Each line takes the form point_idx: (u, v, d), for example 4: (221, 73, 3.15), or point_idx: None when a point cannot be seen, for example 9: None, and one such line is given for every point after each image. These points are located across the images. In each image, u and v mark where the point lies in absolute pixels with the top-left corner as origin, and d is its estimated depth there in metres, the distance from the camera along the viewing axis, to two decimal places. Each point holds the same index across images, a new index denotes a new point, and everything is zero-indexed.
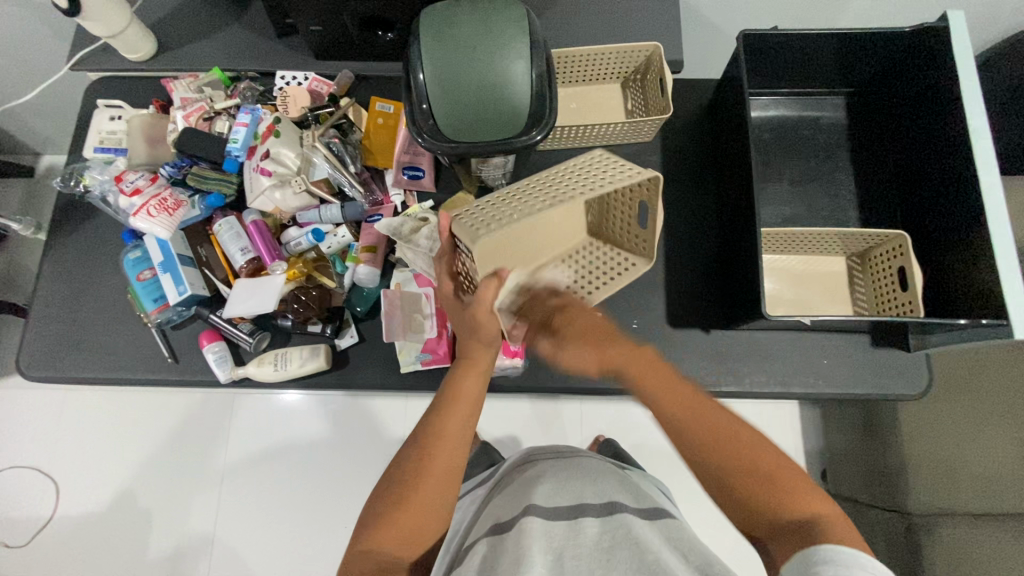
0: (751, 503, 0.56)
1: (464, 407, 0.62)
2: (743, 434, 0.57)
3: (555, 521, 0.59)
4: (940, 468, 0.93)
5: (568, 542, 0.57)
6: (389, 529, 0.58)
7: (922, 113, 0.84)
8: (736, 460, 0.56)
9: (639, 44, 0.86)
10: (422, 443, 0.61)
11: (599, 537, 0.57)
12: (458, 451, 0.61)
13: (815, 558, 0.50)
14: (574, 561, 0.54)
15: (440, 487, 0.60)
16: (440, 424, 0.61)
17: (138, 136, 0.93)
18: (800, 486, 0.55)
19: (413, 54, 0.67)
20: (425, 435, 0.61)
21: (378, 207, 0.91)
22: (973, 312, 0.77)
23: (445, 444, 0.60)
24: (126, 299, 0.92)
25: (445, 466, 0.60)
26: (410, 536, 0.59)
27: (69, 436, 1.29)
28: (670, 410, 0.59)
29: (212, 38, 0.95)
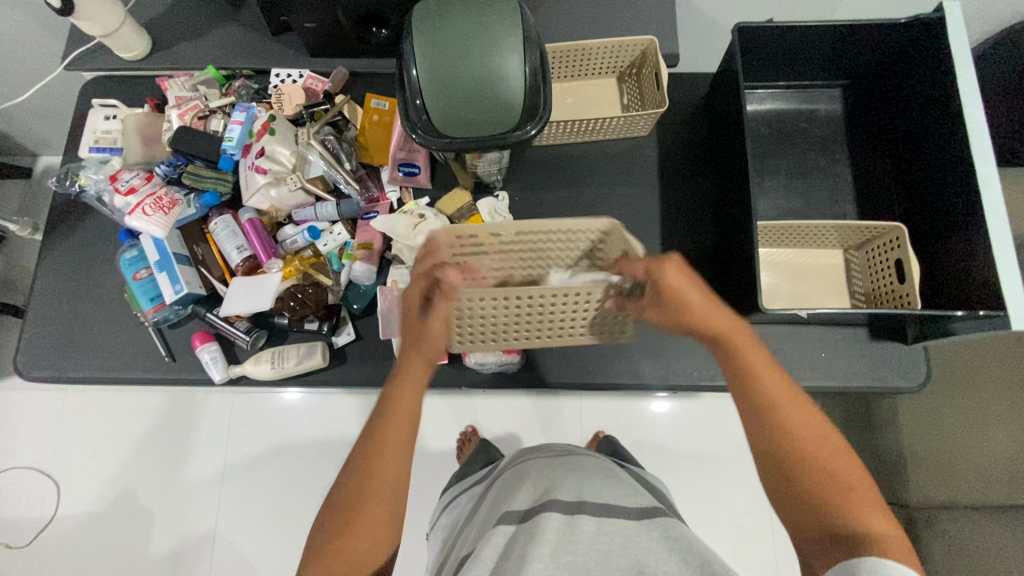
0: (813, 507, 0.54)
1: (404, 424, 0.61)
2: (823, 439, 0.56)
3: (552, 517, 0.59)
4: (940, 461, 0.93)
5: (565, 540, 0.57)
6: (342, 549, 0.57)
7: (918, 105, 0.84)
8: (815, 464, 0.55)
9: (634, 38, 0.85)
10: (364, 460, 0.60)
11: (597, 538, 0.58)
12: (400, 467, 0.61)
13: (865, 567, 0.50)
14: (571, 560, 0.55)
15: (387, 505, 0.59)
16: (381, 440, 0.61)
17: (132, 135, 0.93)
18: (867, 505, 0.53)
19: (406, 49, 0.67)
20: (368, 453, 0.60)
21: (373, 204, 0.91)
22: (970, 304, 0.77)
23: (386, 458, 0.60)
24: (122, 298, 0.92)
25: (389, 484, 0.59)
26: (363, 553, 0.58)
27: (69, 437, 1.29)
28: (760, 405, 0.57)
29: (206, 36, 0.95)
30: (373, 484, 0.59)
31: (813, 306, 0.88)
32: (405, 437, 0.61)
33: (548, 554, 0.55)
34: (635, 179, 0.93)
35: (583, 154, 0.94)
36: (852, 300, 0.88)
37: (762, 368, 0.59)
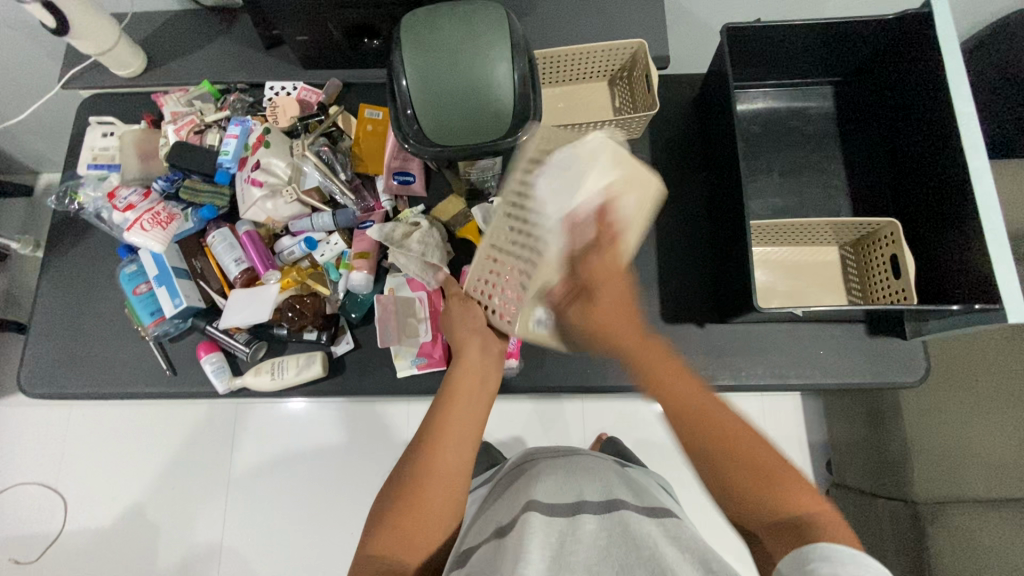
0: (742, 505, 0.55)
1: (465, 399, 0.66)
2: (731, 430, 0.57)
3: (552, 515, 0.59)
4: (944, 455, 0.92)
5: (566, 537, 0.56)
6: (395, 526, 0.57)
7: (908, 100, 0.84)
8: (726, 450, 0.56)
9: (623, 41, 0.86)
10: (427, 439, 0.62)
11: (597, 534, 0.57)
12: (466, 436, 0.63)
13: (811, 554, 0.49)
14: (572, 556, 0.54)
15: (446, 481, 0.60)
16: (445, 414, 0.64)
17: (130, 152, 0.94)
18: (790, 484, 0.55)
19: (396, 61, 0.67)
20: (431, 429, 0.63)
21: (369, 213, 0.90)
22: (967, 297, 0.77)
23: (452, 426, 0.63)
24: (123, 313, 0.92)
25: (451, 458, 0.61)
26: (412, 539, 0.57)
27: (75, 451, 1.30)
28: (680, 419, 0.59)
29: (202, 51, 0.96)
30: (436, 461, 0.60)
31: (809, 302, 0.88)
32: (467, 411, 0.65)
33: (550, 552, 0.54)
34: None
35: None
36: (849, 297, 0.88)
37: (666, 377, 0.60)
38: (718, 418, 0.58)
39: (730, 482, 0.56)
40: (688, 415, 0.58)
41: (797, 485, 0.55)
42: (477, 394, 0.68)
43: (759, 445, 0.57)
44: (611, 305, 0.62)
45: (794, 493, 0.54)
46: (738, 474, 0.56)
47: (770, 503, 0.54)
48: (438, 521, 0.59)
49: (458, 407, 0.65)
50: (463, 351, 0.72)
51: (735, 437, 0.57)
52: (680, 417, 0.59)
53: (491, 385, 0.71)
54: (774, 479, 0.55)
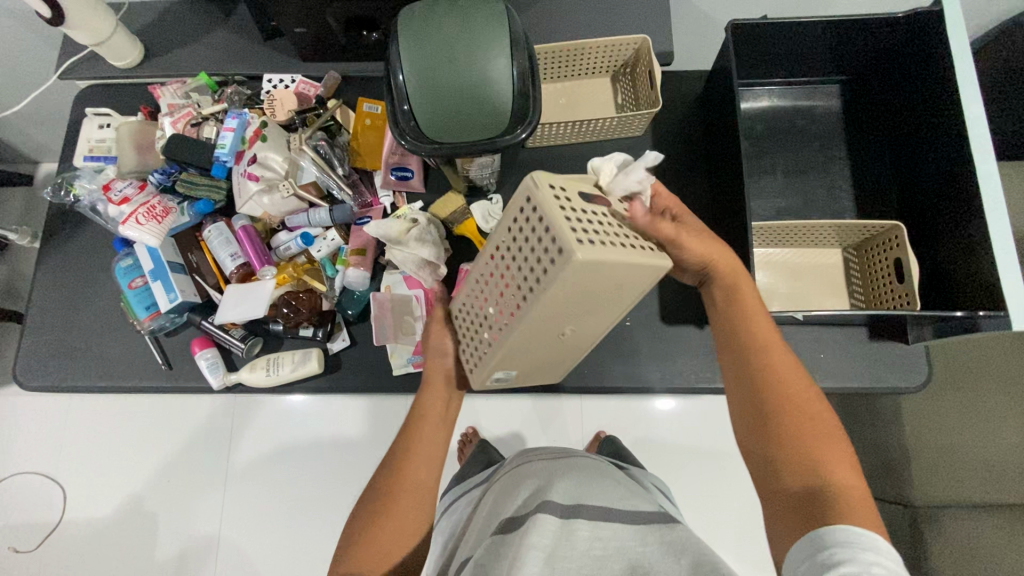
0: (771, 463, 0.56)
1: (429, 427, 0.64)
2: (798, 397, 0.57)
3: (549, 519, 0.57)
4: (947, 459, 0.91)
5: (560, 543, 0.56)
6: (378, 525, 0.58)
7: (917, 98, 0.82)
8: (787, 424, 0.56)
9: (627, 37, 0.84)
10: (392, 463, 0.62)
11: (590, 543, 0.57)
12: (427, 464, 0.62)
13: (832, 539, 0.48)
14: (565, 564, 0.55)
15: (415, 499, 0.60)
16: (406, 444, 0.63)
17: (126, 143, 0.93)
18: (834, 463, 0.53)
19: (392, 55, 0.66)
20: (395, 459, 0.62)
21: (367, 209, 0.90)
22: (972, 302, 0.76)
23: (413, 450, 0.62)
24: (118, 306, 0.92)
25: (418, 483, 0.61)
26: (386, 555, 0.57)
27: (72, 442, 1.30)
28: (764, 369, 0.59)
29: (200, 43, 0.95)
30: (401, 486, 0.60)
31: (810, 305, 0.87)
32: (430, 443, 0.63)
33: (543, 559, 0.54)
34: None
35: (576, 155, 0.94)
36: (852, 300, 0.87)
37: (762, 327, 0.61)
38: (775, 376, 0.58)
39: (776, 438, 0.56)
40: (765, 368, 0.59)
41: (842, 459, 0.54)
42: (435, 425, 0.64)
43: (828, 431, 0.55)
44: (696, 234, 0.62)
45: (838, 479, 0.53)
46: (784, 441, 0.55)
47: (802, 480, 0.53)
48: (408, 538, 0.59)
49: (417, 442, 0.63)
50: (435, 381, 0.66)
51: (798, 408, 0.56)
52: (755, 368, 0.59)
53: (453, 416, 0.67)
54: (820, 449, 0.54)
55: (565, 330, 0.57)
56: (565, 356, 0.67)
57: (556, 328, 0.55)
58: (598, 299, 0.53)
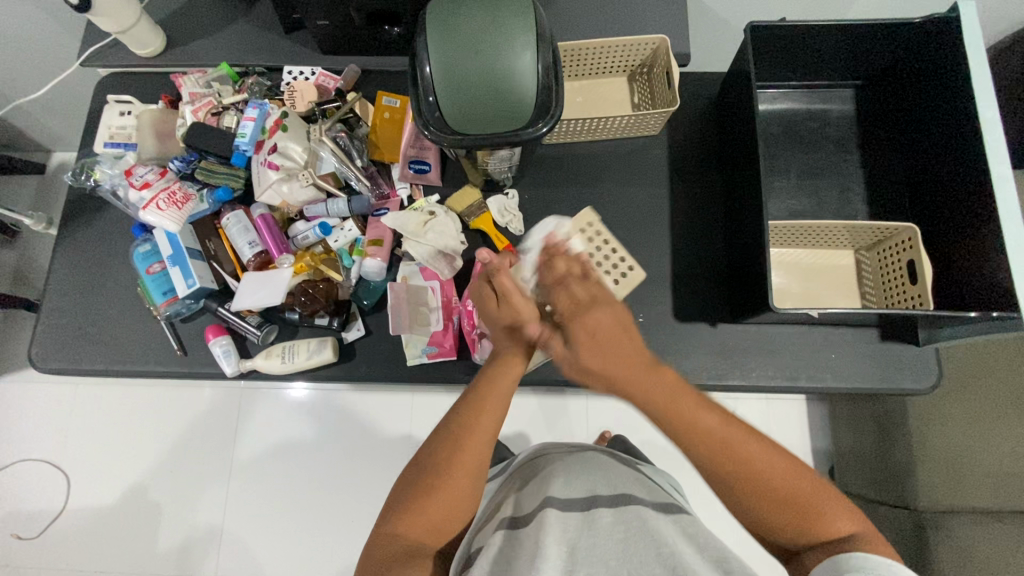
0: (779, 531, 0.57)
1: (495, 403, 0.62)
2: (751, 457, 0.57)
3: (568, 516, 0.58)
4: (955, 466, 0.92)
5: (582, 533, 0.56)
6: (417, 513, 0.58)
7: (932, 104, 0.83)
8: (779, 501, 0.56)
9: (645, 37, 0.86)
10: (452, 439, 0.61)
11: (613, 527, 0.57)
12: (484, 445, 0.61)
13: (852, 562, 0.53)
14: (588, 552, 0.54)
15: (468, 479, 0.59)
16: (472, 415, 0.61)
17: (147, 131, 0.94)
18: (833, 507, 0.57)
19: (419, 47, 0.67)
20: (457, 433, 0.61)
21: (384, 201, 0.92)
22: (984, 304, 0.76)
23: (477, 428, 0.61)
24: (135, 292, 0.92)
25: (473, 464, 0.59)
26: (436, 525, 0.59)
27: (77, 431, 1.30)
28: (721, 468, 0.57)
29: (223, 34, 0.96)
30: (460, 466, 0.59)
31: (821, 305, 0.88)
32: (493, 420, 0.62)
33: (565, 549, 0.54)
34: (645, 179, 0.93)
35: (591, 153, 0.94)
36: (863, 301, 0.88)
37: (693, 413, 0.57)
38: (741, 460, 0.57)
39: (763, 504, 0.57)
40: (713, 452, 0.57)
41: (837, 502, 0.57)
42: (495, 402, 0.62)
43: (787, 466, 0.57)
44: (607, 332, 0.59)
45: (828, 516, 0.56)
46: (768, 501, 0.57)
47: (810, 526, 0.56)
48: (455, 514, 0.60)
49: (485, 414, 0.62)
50: (513, 357, 0.66)
51: (783, 486, 0.57)
52: (693, 444, 0.57)
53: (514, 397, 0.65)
54: (815, 504, 0.57)
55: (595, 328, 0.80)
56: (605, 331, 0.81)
57: None
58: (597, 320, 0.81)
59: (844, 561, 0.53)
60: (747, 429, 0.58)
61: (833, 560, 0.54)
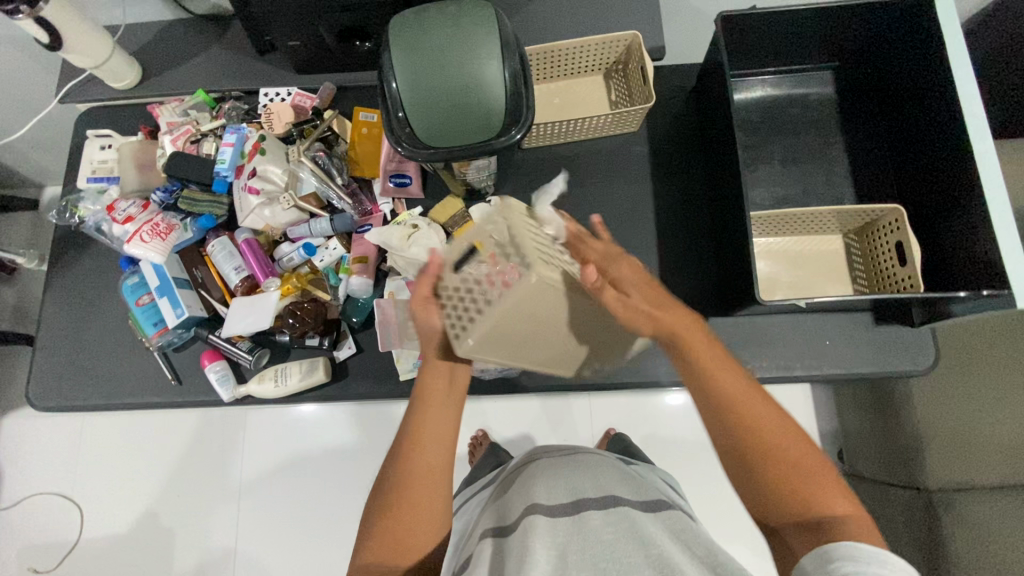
0: (770, 503, 0.55)
1: (437, 404, 0.62)
2: (750, 405, 0.56)
3: (557, 516, 0.58)
4: (957, 443, 0.91)
5: (572, 536, 0.55)
6: (387, 536, 0.58)
7: (911, 83, 0.82)
8: (781, 484, 0.54)
9: (617, 34, 0.85)
10: (403, 449, 0.61)
11: (603, 531, 0.56)
12: (441, 443, 0.61)
13: (835, 553, 0.49)
14: (579, 555, 0.53)
15: (435, 481, 0.60)
16: (417, 422, 0.62)
17: (128, 163, 0.94)
18: (829, 487, 0.54)
19: (385, 64, 0.67)
20: (407, 438, 0.61)
21: (367, 217, 0.92)
22: (973, 282, 0.75)
23: (426, 429, 0.61)
24: (127, 324, 0.93)
25: (432, 466, 0.60)
26: (407, 540, 0.58)
27: (86, 462, 1.31)
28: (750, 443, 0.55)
29: (198, 61, 0.96)
30: (416, 464, 0.60)
31: (813, 293, 0.87)
32: (440, 418, 0.62)
33: (555, 552, 0.53)
34: (627, 177, 0.92)
35: (572, 154, 0.94)
36: (855, 286, 0.87)
37: (740, 396, 0.57)
38: (770, 435, 0.55)
39: (761, 470, 0.55)
40: (730, 402, 0.56)
41: (828, 486, 0.54)
42: (441, 395, 0.63)
43: (802, 459, 0.55)
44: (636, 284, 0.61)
45: (826, 495, 0.53)
46: (772, 469, 0.54)
47: (794, 500, 0.53)
48: (435, 520, 0.59)
49: (431, 413, 0.62)
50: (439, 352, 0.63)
51: (798, 470, 0.54)
52: (709, 397, 0.57)
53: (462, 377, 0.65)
54: (817, 484, 0.54)
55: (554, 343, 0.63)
56: (541, 325, 0.58)
57: (519, 324, 0.56)
58: (519, 321, 0.56)
59: (837, 549, 0.49)
60: (762, 399, 0.57)
61: (821, 551, 0.50)
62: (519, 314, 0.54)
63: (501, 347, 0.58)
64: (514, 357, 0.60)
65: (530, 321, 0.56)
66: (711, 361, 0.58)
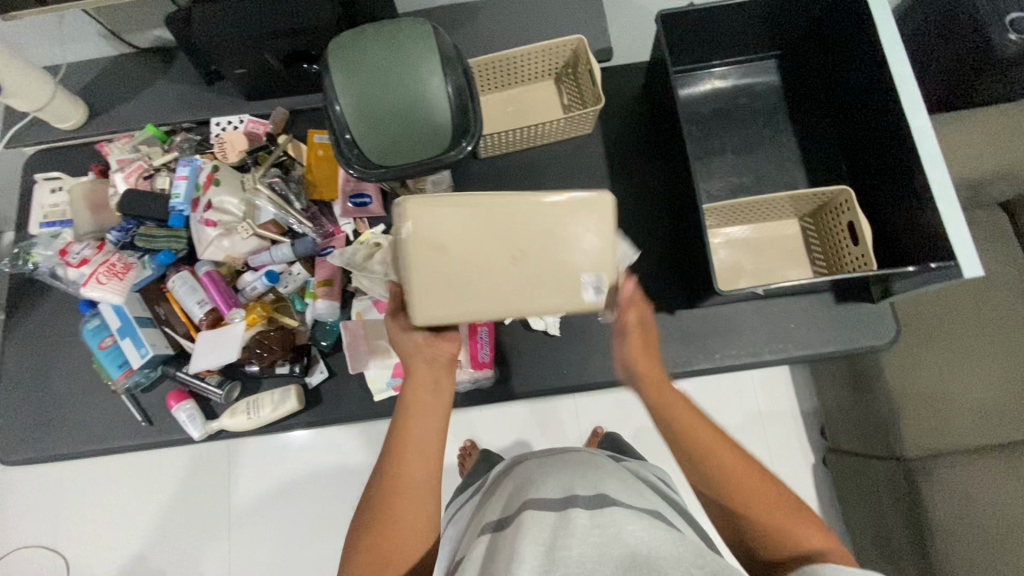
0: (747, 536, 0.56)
1: (425, 417, 0.63)
2: (719, 441, 0.58)
3: (545, 514, 0.57)
4: (933, 405, 0.95)
5: (559, 533, 0.55)
6: (371, 546, 0.56)
7: (850, 68, 0.84)
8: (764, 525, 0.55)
9: (562, 39, 0.86)
10: (389, 459, 0.60)
11: (589, 528, 0.55)
12: (427, 456, 0.61)
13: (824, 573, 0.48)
14: (565, 553, 0.52)
15: (420, 493, 0.59)
16: (403, 434, 0.61)
17: (80, 205, 0.93)
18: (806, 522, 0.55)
19: (327, 86, 0.67)
20: (394, 448, 0.61)
21: (329, 239, 0.90)
22: (923, 257, 0.77)
23: (411, 440, 0.61)
24: (91, 369, 0.91)
25: (416, 475, 0.59)
26: (390, 551, 0.56)
27: (65, 512, 1.27)
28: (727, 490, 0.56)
29: (146, 97, 0.96)
30: (403, 473, 0.59)
31: (775, 278, 0.89)
32: (425, 430, 0.62)
33: (543, 550, 0.53)
34: (586, 178, 0.93)
35: (530, 160, 0.94)
36: (814, 268, 0.89)
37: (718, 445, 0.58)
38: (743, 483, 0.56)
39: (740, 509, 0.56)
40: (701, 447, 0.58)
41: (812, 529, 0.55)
42: (431, 407, 0.64)
43: (780, 504, 0.55)
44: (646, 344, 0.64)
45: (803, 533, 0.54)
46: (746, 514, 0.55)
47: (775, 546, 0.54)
48: (427, 520, 0.58)
49: (416, 424, 0.62)
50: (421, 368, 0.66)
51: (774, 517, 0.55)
52: (685, 445, 0.59)
53: (445, 390, 0.66)
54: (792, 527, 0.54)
55: (516, 252, 0.57)
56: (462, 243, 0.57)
57: (436, 248, 0.57)
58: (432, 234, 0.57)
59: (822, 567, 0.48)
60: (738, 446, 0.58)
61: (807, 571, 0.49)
62: (430, 226, 0.56)
63: (437, 284, 0.57)
64: (474, 289, 0.57)
65: (447, 262, 0.56)
66: (692, 421, 0.60)
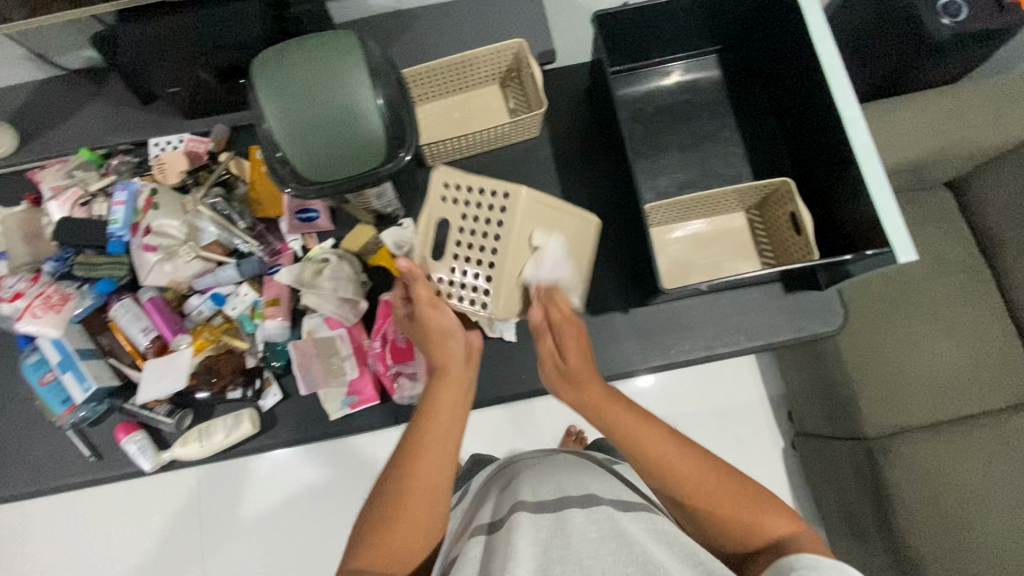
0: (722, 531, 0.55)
1: (446, 415, 0.61)
2: (689, 470, 0.56)
3: (539, 516, 0.55)
4: (890, 383, 0.97)
5: (556, 534, 0.52)
6: (381, 540, 0.54)
7: (782, 61, 0.85)
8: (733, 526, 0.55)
9: (502, 44, 0.86)
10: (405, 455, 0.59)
11: (587, 526, 0.53)
12: (445, 456, 0.59)
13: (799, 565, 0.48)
14: (563, 553, 0.50)
15: (433, 492, 0.57)
16: (424, 431, 0.60)
17: (14, 235, 0.89)
18: (784, 521, 0.55)
19: (254, 105, 0.65)
20: (411, 445, 0.59)
21: (276, 257, 0.89)
22: (861, 244, 0.78)
23: (431, 437, 0.59)
24: (35, 406, 0.88)
25: (434, 473, 0.57)
26: (402, 546, 0.55)
27: (16, 556, 1.20)
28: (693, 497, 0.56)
29: (78, 121, 0.93)
30: (420, 470, 0.57)
31: (726, 271, 0.90)
32: (446, 433, 0.60)
33: (538, 551, 0.50)
34: (536, 182, 0.93)
35: (479, 166, 0.94)
36: (762, 260, 0.90)
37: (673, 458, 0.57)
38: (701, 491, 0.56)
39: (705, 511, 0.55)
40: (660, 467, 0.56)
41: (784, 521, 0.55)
42: (453, 408, 0.62)
43: (747, 501, 0.55)
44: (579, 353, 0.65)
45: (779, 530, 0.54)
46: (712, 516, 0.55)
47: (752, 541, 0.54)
48: (434, 523, 0.57)
49: (436, 426, 0.60)
50: (447, 367, 0.65)
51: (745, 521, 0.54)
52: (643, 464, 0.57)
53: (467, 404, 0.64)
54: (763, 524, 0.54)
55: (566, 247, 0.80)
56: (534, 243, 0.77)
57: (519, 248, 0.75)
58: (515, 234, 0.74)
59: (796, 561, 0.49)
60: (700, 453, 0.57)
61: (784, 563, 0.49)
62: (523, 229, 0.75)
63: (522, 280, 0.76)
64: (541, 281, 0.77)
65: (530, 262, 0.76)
66: (628, 427, 0.59)
